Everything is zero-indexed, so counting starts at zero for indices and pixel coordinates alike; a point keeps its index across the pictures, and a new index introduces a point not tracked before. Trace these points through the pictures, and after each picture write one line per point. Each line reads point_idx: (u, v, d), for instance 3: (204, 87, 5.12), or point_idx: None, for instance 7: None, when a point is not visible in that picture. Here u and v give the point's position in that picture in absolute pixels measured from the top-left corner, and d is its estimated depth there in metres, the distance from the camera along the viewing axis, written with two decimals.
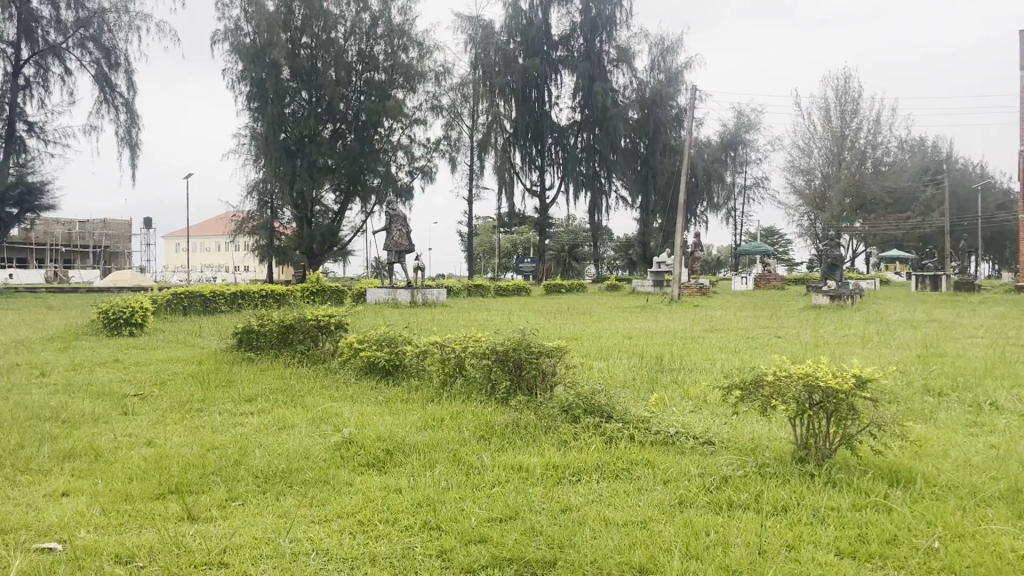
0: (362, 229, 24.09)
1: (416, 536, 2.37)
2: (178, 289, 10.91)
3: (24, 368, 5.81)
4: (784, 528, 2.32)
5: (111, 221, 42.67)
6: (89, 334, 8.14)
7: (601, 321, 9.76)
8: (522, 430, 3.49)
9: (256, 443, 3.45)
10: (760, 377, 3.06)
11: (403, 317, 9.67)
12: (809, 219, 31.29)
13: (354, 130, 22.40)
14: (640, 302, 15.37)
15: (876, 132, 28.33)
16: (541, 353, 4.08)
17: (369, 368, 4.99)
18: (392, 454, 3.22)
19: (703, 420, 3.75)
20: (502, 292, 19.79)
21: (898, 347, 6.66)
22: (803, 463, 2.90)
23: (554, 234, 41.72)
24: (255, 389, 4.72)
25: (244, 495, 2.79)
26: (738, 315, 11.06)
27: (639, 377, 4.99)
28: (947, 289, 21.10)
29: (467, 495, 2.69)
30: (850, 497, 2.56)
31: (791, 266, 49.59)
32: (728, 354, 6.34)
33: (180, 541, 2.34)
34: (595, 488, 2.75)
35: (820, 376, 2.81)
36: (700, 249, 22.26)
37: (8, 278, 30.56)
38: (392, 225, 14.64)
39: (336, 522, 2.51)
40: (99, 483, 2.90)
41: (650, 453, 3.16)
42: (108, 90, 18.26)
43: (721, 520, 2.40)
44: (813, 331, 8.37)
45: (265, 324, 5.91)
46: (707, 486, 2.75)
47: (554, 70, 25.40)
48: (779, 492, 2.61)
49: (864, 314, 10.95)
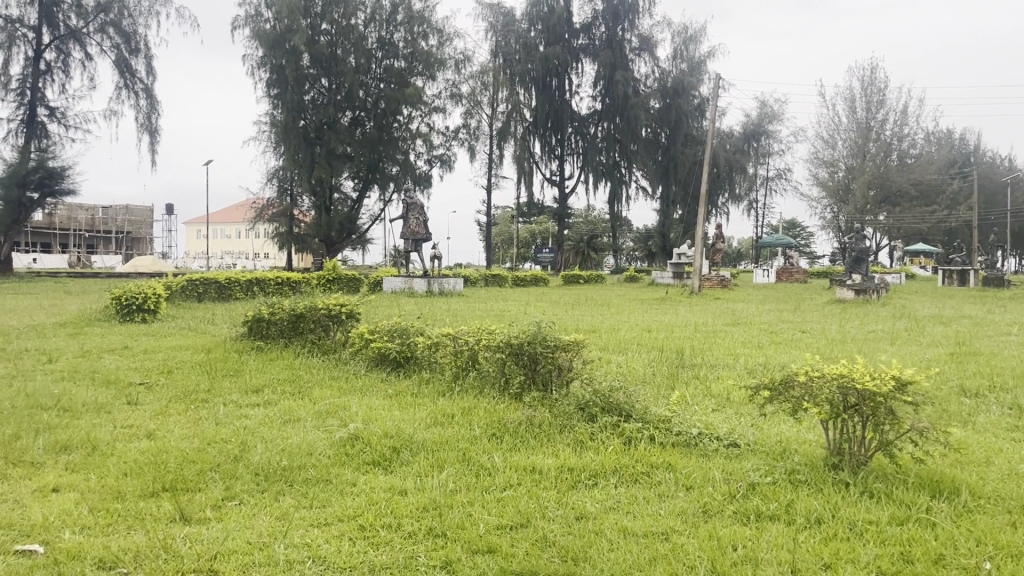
0: (381, 217, 23.99)
1: (420, 544, 2.22)
2: (193, 275, 10.83)
3: (31, 355, 5.67)
4: (818, 545, 2.15)
5: (133, 207, 42.89)
6: (101, 320, 8.05)
7: (620, 313, 9.53)
8: (535, 429, 3.31)
9: (259, 438, 3.30)
10: (791, 376, 2.88)
11: (419, 307, 9.54)
12: (831, 212, 30.78)
13: (373, 118, 22.20)
14: (660, 294, 15.13)
15: (903, 124, 27.79)
16: (557, 346, 3.89)
17: (380, 359, 4.84)
18: (399, 452, 3.06)
19: (728, 420, 3.58)
20: (519, 282, 19.65)
21: (929, 345, 6.42)
22: (837, 471, 2.71)
23: (573, 224, 41.43)
24: (262, 379, 4.58)
25: (241, 494, 2.64)
26: (760, 309, 10.81)
27: (659, 373, 4.79)
28: (973, 284, 20.70)
29: (476, 500, 2.53)
30: (889, 510, 2.37)
31: (812, 259, 49.17)
32: (751, 351, 6.11)
33: (169, 545, 2.19)
34: (613, 493, 2.59)
35: (854, 377, 2.63)
36: (722, 242, 21.79)
37: (31, 263, 30.75)
38: (409, 213, 14.43)
39: (336, 526, 2.35)
40: (92, 478, 2.77)
41: (673, 455, 2.97)
42: (129, 75, 18.24)
43: (751, 533, 2.23)
44: (841, 326, 8.17)
45: (276, 311, 5.76)
46: (734, 494, 2.57)
47: (575, 58, 25.08)
48: (812, 503, 2.42)
49: (890, 309, 10.65)
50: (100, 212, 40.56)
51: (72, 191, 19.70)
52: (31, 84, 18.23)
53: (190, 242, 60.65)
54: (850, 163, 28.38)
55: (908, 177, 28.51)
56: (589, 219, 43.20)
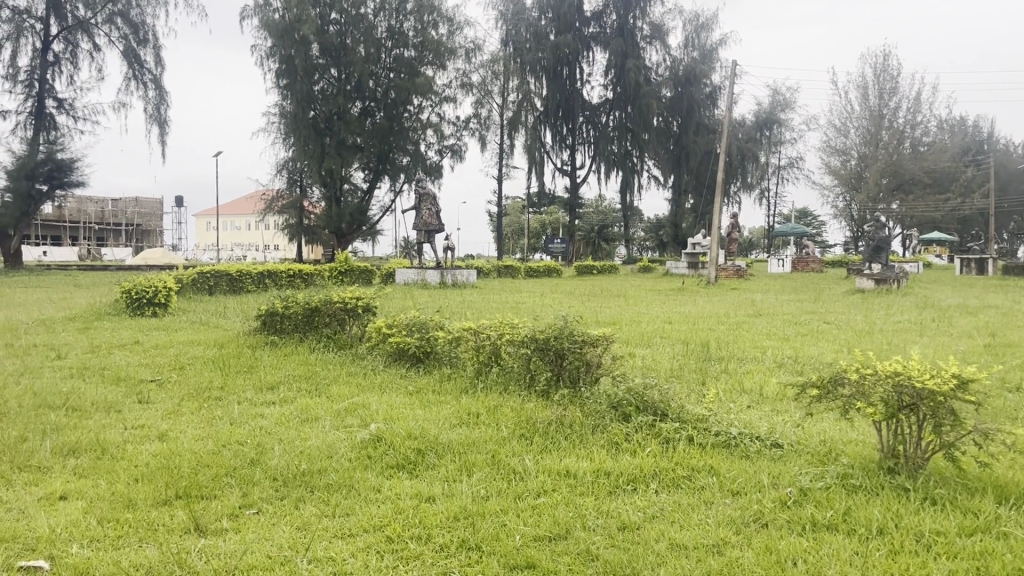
0: (392, 208, 23.85)
1: (453, 559, 2.06)
2: (204, 267, 10.68)
3: (39, 350, 5.56)
4: (886, 560, 1.97)
5: (143, 200, 42.77)
6: (111, 314, 7.91)
7: (638, 304, 9.35)
8: (566, 428, 3.16)
9: (276, 439, 3.16)
10: (840, 373, 2.70)
11: (433, 299, 9.42)
12: (844, 201, 30.45)
13: (383, 108, 22.03)
14: (675, 285, 14.94)
15: (916, 111, 27.39)
16: (585, 342, 3.72)
17: (399, 354, 4.69)
18: (424, 454, 2.91)
19: (768, 420, 3.38)
20: (532, 272, 19.48)
21: (961, 336, 6.19)
22: (893, 475, 2.52)
23: (584, 215, 41.19)
24: (277, 375, 4.44)
25: (260, 502, 2.49)
26: (780, 300, 10.58)
27: (686, 367, 4.63)
28: (992, 273, 20.38)
29: (509, 509, 2.37)
30: (955, 519, 2.19)
31: (823, 249, 48.85)
32: (777, 343, 5.91)
33: (184, 560, 2.04)
34: (656, 501, 2.42)
35: (912, 375, 2.44)
36: (735, 231, 21.50)
37: (41, 256, 30.75)
38: (421, 204, 14.30)
39: (362, 538, 2.20)
40: (101, 485, 2.62)
41: (714, 458, 2.80)
42: (137, 66, 18.12)
43: (810, 545, 2.06)
44: (866, 316, 8.00)
45: (290, 305, 5.59)
46: (784, 501, 2.39)
47: (586, 46, 24.78)
48: (872, 511, 2.24)
49: (912, 299, 10.39)
50: (110, 204, 40.56)
51: (82, 183, 19.64)
52: (39, 75, 18.14)
53: (199, 233, 60.78)
54: (862, 151, 28.07)
55: (920, 166, 28.15)
56: (599, 210, 43.02)
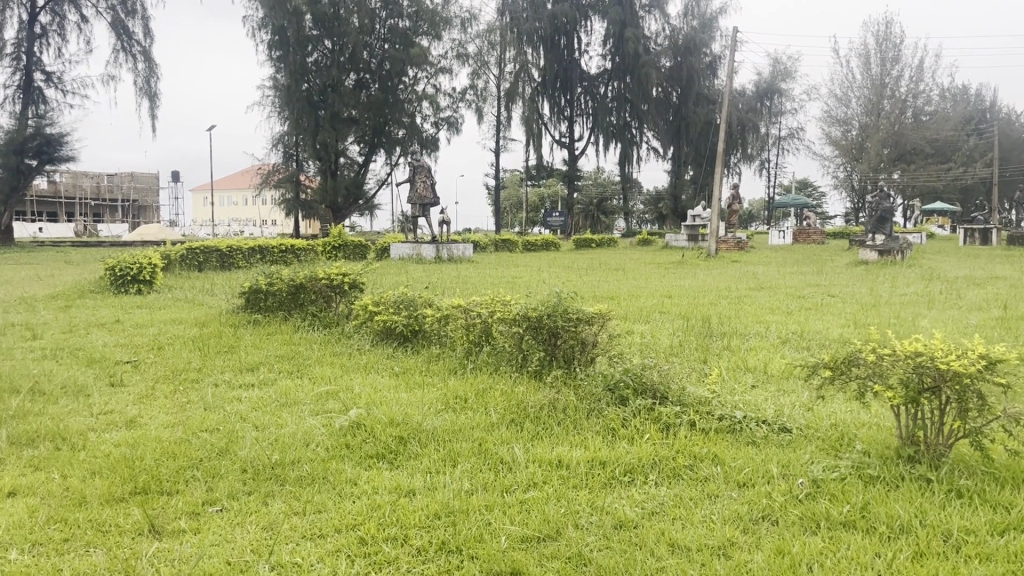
0: (387, 181, 23.56)
1: (431, 565, 1.86)
2: (193, 243, 10.44)
3: (16, 329, 5.37)
4: (909, 563, 1.76)
5: (140, 175, 42.34)
6: (95, 292, 7.69)
7: (637, 279, 9.13)
8: (560, 413, 2.95)
9: (251, 427, 2.94)
10: (855, 353, 2.45)
11: (427, 274, 9.19)
12: (844, 172, 30.10)
13: (377, 80, 21.62)
14: (673, 258, 14.67)
15: (918, 81, 26.91)
16: (580, 320, 3.50)
17: (387, 333, 4.48)
18: (405, 443, 2.71)
19: (774, 401, 3.18)
20: (529, 246, 19.22)
21: (972, 308, 6.00)
22: (914, 465, 2.30)
23: (583, 188, 40.93)
24: (258, 356, 4.23)
25: (225, 498, 2.28)
26: (783, 272, 10.35)
27: (688, 344, 4.43)
28: (996, 243, 20.12)
29: (496, 505, 2.17)
30: (985, 515, 1.99)
31: (824, 221, 48.56)
32: (781, 317, 5.71)
33: (132, 568, 1.84)
34: (657, 494, 2.22)
35: (935, 355, 2.20)
36: (737, 202, 21.14)
37: (36, 233, 30.50)
38: (416, 176, 13.98)
39: (332, 540, 2.00)
40: (55, 478, 2.43)
41: (718, 445, 2.59)
42: (125, 38, 17.67)
43: (826, 546, 1.86)
44: (871, 288, 7.79)
45: (274, 282, 5.36)
46: (796, 494, 2.19)
47: (583, 15, 24.32)
48: (893, 506, 2.04)
49: (919, 270, 10.13)
50: (106, 179, 40.10)
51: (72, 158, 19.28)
52: (27, 49, 17.77)
53: (199, 208, 60.54)
54: (863, 121, 27.68)
55: (922, 135, 27.82)
56: (599, 182, 42.70)
